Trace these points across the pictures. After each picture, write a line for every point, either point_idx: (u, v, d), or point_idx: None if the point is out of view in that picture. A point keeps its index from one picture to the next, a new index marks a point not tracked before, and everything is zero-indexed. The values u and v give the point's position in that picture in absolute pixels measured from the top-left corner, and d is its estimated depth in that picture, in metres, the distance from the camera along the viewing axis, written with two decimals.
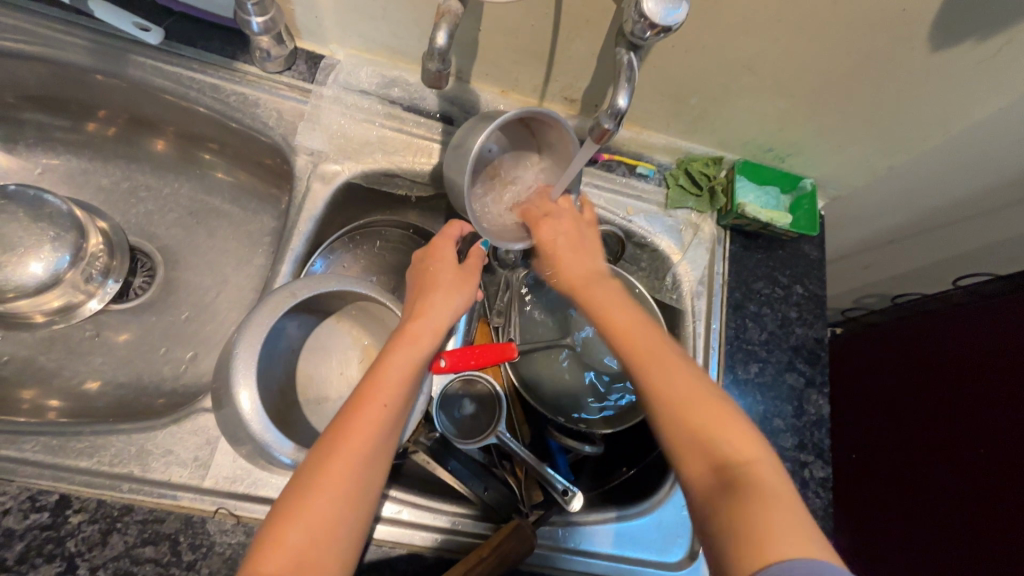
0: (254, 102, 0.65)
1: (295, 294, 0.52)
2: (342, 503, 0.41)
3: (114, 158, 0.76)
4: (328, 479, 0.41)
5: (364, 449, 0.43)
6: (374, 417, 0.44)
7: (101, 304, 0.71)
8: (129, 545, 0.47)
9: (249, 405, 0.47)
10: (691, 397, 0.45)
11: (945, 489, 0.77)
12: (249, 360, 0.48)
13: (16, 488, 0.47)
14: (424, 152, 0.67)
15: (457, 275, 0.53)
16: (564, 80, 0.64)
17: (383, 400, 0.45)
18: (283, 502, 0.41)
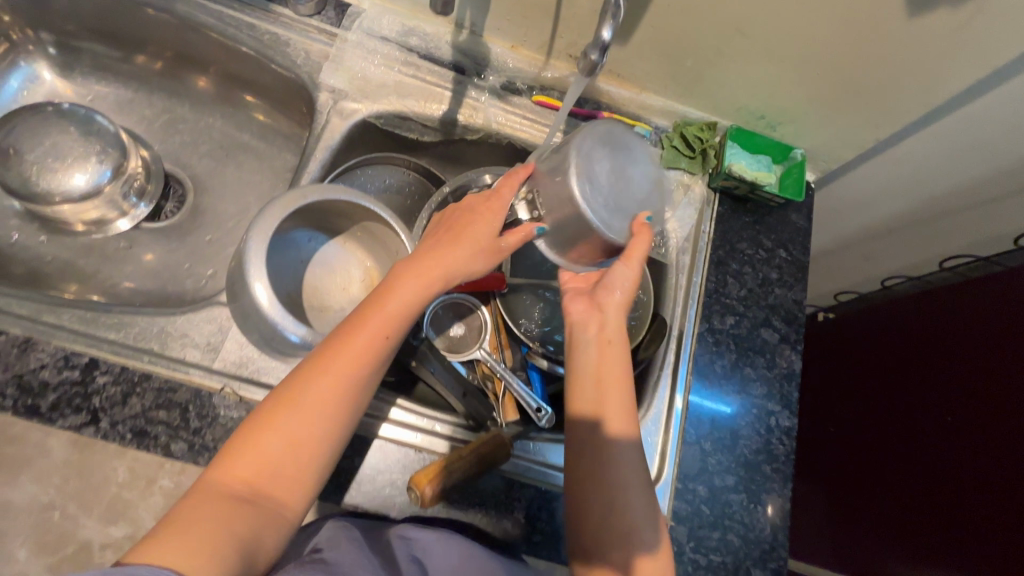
0: (286, 42, 0.71)
1: (306, 196, 0.56)
2: (304, 433, 0.47)
3: (158, 91, 0.83)
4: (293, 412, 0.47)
5: (331, 392, 0.48)
6: (370, 337, 0.50)
7: (132, 224, 0.79)
8: (145, 407, 0.53)
9: (266, 297, 0.52)
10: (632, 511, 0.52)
11: (940, 479, 0.80)
12: (260, 252, 0.53)
13: (53, 348, 0.53)
14: (436, 98, 0.73)
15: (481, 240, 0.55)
16: (569, 37, 0.69)
17: (385, 329, 0.51)
18: (267, 409, 0.47)
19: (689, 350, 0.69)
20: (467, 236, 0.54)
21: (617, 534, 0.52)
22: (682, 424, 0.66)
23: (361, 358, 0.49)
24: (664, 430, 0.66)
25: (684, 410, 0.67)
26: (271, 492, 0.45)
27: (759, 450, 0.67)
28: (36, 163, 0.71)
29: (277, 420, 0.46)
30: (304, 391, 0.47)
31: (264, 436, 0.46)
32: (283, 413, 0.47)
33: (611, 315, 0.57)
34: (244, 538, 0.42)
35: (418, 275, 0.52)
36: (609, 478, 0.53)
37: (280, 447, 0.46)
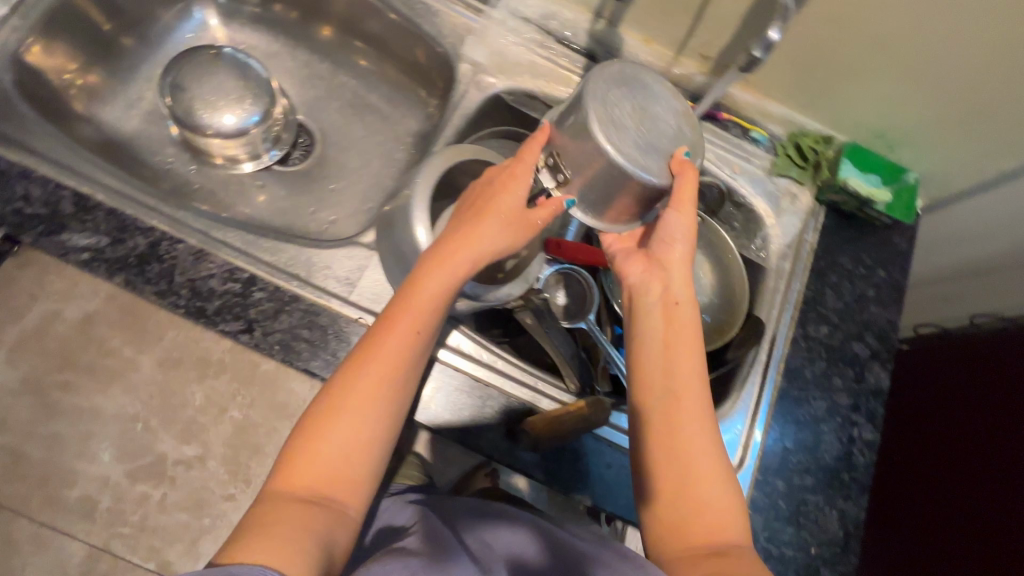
0: (436, 13, 0.76)
1: (463, 155, 0.63)
2: (354, 415, 0.49)
3: (302, 46, 0.89)
4: (343, 411, 0.49)
5: (377, 380, 0.50)
6: (410, 325, 0.51)
7: (255, 168, 0.84)
8: (292, 324, 0.59)
9: (425, 239, 0.59)
10: (704, 477, 0.51)
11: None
12: (423, 198, 0.59)
13: (221, 261, 0.59)
14: (565, 81, 0.77)
15: (521, 215, 0.54)
16: (705, 36, 0.72)
17: (414, 327, 0.51)
18: (313, 413, 0.50)
19: (781, 353, 0.71)
20: (490, 221, 0.54)
21: (688, 486, 0.50)
22: (767, 420, 0.68)
23: (402, 355, 0.51)
24: (750, 425, 0.68)
25: (771, 408, 0.69)
26: (335, 492, 0.48)
27: (839, 457, 0.68)
28: (201, 100, 0.78)
29: (326, 425, 0.49)
30: (342, 391, 0.50)
31: (318, 440, 0.48)
32: (335, 413, 0.49)
33: (675, 272, 0.57)
34: (321, 533, 0.45)
35: (449, 265, 0.52)
36: (687, 451, 0.51)
37: (332, 445, 0.48)
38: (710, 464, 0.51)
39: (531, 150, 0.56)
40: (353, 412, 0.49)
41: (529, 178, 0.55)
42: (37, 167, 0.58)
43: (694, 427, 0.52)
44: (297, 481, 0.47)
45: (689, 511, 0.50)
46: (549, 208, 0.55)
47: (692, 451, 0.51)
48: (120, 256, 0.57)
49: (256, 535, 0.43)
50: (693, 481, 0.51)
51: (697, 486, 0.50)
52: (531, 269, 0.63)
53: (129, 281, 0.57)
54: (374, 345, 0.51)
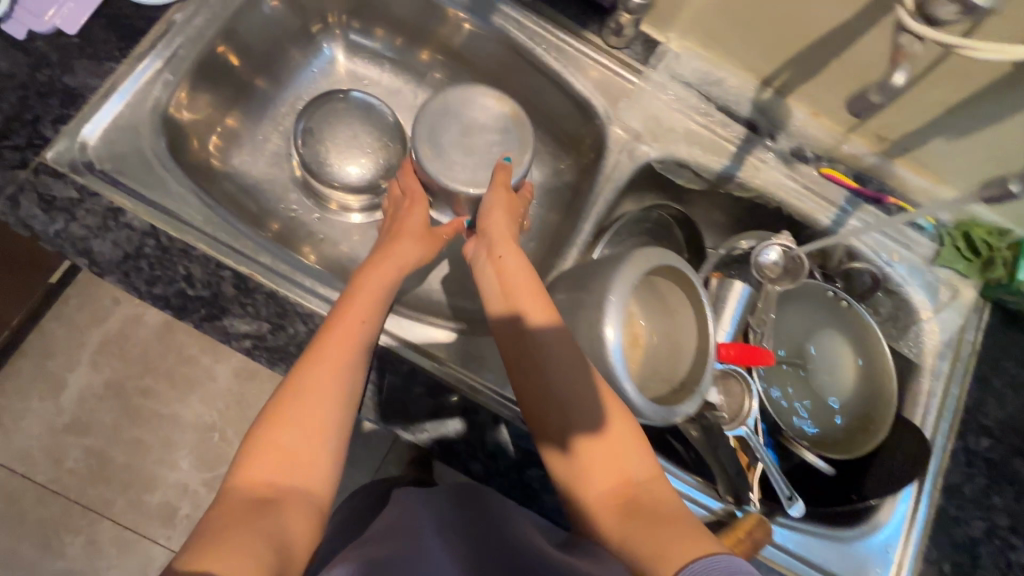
0: (589, 71, 0.71)
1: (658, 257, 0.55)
2: (317, 405, 0.47)
3: (426, 85, 0.85)
4: (300, 398, 0.47)
5: (336, 366, 0.49)
6: (354, 319, 0.52)
7: (363, 220, 0.79)
8: (451, 423, 0.57)
9: (615, 344, 0.53)
10: (642, 476, 0.47)
11: None
12: (619, 302, 0.53)
13: (381, 353, 0.57)
14: (722, 152, 0.71)
15: (428, 235, 0.67)
16: (891, 119, 0.66)
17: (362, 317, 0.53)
18: (275, 403, 0.47)
19: (937, 466, 0.68)
20: (414, 231, 0.66)
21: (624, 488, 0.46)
22: (923, 537, 0.65)
23: (349, 336, 0.51)
24: (903, 540, 0.65)
25: (927, 524, 0.65)
26: (306, 484, 0.44)
27: None
28: (331, 147, 0.76)
29: (289, 411, 0.46)
30: (309, 378, 0.48)
31: (275, 424, 0.46)
32: (291, 401, 0.47)
33: (513, 270, 0.56)
34: (274, 533, 0.39)
35: (381, 269, 0.59)
36: (594, 416, 0.48)
37: (294, 436, 0.45)
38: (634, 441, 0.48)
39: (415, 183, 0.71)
40: (309, 399, 0.47)
41: (421, 205, 0.69)
42: (197, 244, 0.55)
43: (612, 429, 0.48)
44: (262, 469, 0.43)
45: (603, 475, 0.47)
46: (442, 234, 0.68)
47: (591, 448, 0.48)
48: (281, 344, 0.55)
49: (219, 534, 0.38)
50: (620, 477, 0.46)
51: (591, 466, 0.47)
52: (705, 379, 0.59)
53: (289, 370, 0.56)
54: (328, 330, 0.51)
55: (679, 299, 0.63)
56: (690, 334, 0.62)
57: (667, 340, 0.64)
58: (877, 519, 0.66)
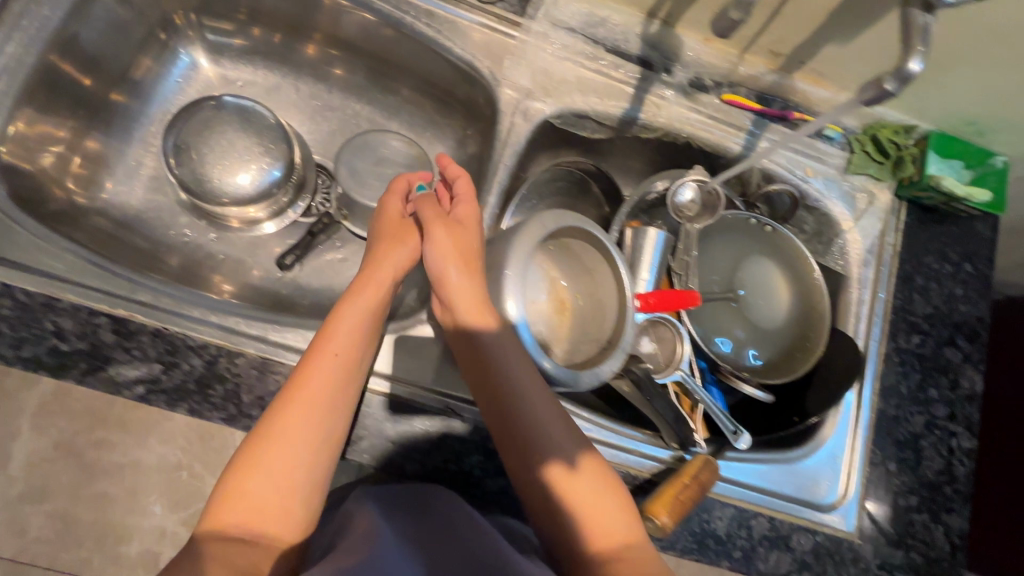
0: (466, 32, 0.66)
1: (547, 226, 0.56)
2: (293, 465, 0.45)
3: (305, 74, 0.78)
4: (274, 451, 0.45)
5: (312, 424, 0.47)
6: (328, 370, 0.49)
7: (276, 228, 0.76)
8: (377, 428, 0.54)
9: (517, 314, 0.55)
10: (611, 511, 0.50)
11: None
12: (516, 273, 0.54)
13: (288, 370, 0.54)
14: (619, 96, 0.68)
15: (399, 227, 0.59)
16: (780, 32, 0.63)
17: (333, 349, 0.50)
18: (246, 449, 0.45)
19: (874, 371, 0.68)
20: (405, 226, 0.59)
21: (584, 515, 0.49)
22: (868, 440, 0.66)
23: (322, 385, 0.48)
24: (850, 449, 0.67)
25: (870, 430, 0.67)
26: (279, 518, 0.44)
27: (940, 471, 0.67)
28: (208, 160, 0.69)
29: (263, 463, 0.45)
30: (285, 433, 0.46)
31: (245, 481, 0.44)
32: (266, 454, 0.45)
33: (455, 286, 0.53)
34: None
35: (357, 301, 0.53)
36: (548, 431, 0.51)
37: (264, 489, 0.44)
38: (598, 489, 0.50)
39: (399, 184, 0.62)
40: (282, 454, 0.45)
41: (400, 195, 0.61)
42: (62, 295, 0.51)
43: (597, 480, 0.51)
44: (232, 520, 0.43)
45: (577, 502, 0.50)
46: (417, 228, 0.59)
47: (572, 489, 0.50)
48: (177, 383, 0.51)
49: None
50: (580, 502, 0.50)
51: (567, 497, 0.50)
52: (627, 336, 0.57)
53: (191, 412, 0.52)
54: (301, 376, 0.48)
55: (596, 257, 0.61)
56: (609, 290, 0.60)
57: (591, 299, 0.62)
58: (822, 435, 0.67)
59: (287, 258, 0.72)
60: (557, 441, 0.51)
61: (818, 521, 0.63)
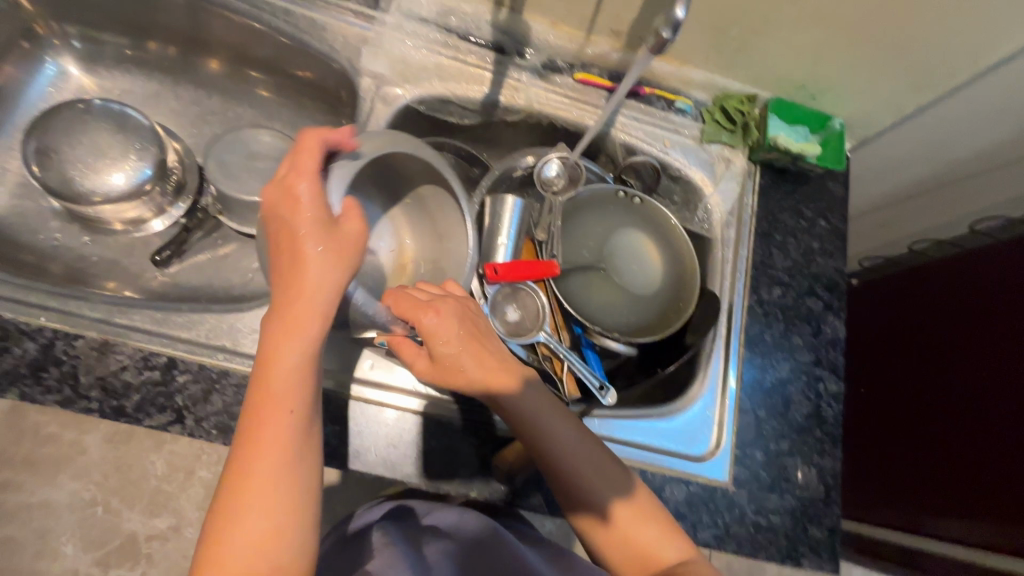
0: (322, 26, 0.70)
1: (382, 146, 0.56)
2: (274, 509, 0.41)
3: (183, 80, 0.80)
4: (252, 499, 0.40)
5: (278, 456, 0.42)
6: (278, 405, 0.43)
7: (166, 225, 0.76)
8: (226, 403, 0.54)
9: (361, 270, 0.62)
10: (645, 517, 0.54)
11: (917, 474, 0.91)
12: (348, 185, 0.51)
13: (131, 350, 0.53)
14: (477, 80, 0.72)
15: (333, 245, 0.46)
16: (613, 11, 0.68)
17: (286, 408, 0.43)
18: (216, 512, 0.40)
19: (739, 324, 0.71)
20: (339, 244, 0.46)
21: (626, 548, 0.53)
22: (738, 391, 0.68)
23: (283, 441, 0.42)
24: (720, 400, 0.68)
25: (739, 382, 0.69)
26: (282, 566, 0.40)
27: (810, 414, 0.69)
28: (76, 161, 0.69)
29: (237, 523, 0.40)
30: (250, 477, 0.41)
31: (222, 561, 0.39)
32: (243, 508, 0.40)
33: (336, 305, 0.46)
34: None
35: (296, 326, 0.44)
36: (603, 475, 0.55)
37: (248, 553, 0.39)
38: (614, 484, 0.54)
39: (310, 141, 0.48)
40: (261, 502, 0.40)
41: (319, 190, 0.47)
42: None
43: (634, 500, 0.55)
44: None
45: (648, 531, 0.54)
46: (353, 232, 0.47)
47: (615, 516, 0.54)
48: (9, 368, 0.51)
49: None
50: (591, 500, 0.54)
51: (628, 531, 0.54)
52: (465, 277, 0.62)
53: (26, 397, 0.51)
54: (255, 422, 0.42)
55: (447, 199, 0.64)
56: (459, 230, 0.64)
57: (432, 265, 0.68)
58: (694, 389, 0.69)
59: (162, 252, 0.73)
60: (611, 479, 0.55)
61: (690, 471, 0.64)
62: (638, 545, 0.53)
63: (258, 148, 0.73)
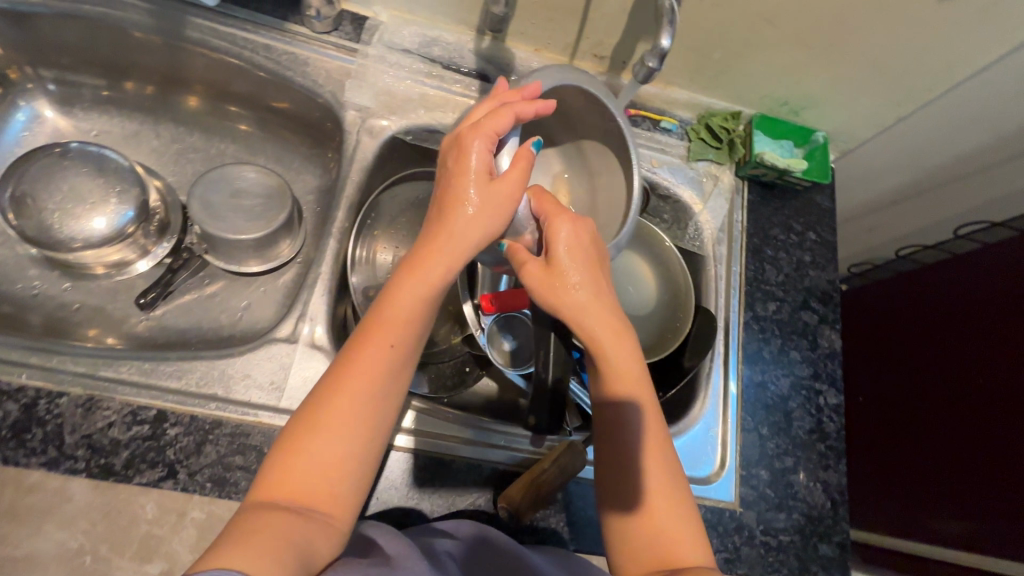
0: (305, 61, 0.69)
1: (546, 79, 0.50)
2: (353, 441, 0.41)
3: (164, 118, 0.79)
4: (339, 413, 0.41)
5: (371, 389, 0.42)
6: (386, 339, 0.44)
7: (150, 264, 0.74)
8: (220, 454, 0.52)
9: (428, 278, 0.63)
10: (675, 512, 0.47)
11: (912, 481, 0.90)
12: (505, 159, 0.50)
13: (118, 404, 0.51)
14: (463, 109, 0.72)
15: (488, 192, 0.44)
16: (595, 37, 0.68)
17: (389, 340, 0.44)
18: (297, 421, 0.41)
19: (737, 340, 0.71)
20: (494, 198, 0.44)
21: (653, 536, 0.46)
22: (739, 409, 0.68)
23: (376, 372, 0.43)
24: (722, 419, 0.68)
25: (740, 400, 0.69)
26: (323, 495, 0.40)
27: (811, 429, 0.69)
28: (57, 209, 0.68)
29: (315, 438, 0.40)
30: (346, 398, 0.42)
31: (289, 470, 0.40)
32: (326, 420, 0.41)
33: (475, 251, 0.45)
34: (299, 549, 0.36)
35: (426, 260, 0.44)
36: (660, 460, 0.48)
37: (316, 463, 0.40)
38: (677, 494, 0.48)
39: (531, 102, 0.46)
40: (339, 429, 0.41)
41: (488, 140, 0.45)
42: None
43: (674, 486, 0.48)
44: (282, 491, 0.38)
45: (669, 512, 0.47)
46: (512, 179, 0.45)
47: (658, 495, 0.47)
48: None
49: (248, 534, 0.35)
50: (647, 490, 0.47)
51: (648, 515, 0.47)
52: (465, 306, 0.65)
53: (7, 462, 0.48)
54: (366, 341, 0.43)
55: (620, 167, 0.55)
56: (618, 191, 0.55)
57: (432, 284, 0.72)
58: (695, 410, 0.69)
59: (147, 295, 0.70)
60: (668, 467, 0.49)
61: (697, 494, 0.63)
62: (666, 555, 0.45)
63: (241, 184, 0.72)
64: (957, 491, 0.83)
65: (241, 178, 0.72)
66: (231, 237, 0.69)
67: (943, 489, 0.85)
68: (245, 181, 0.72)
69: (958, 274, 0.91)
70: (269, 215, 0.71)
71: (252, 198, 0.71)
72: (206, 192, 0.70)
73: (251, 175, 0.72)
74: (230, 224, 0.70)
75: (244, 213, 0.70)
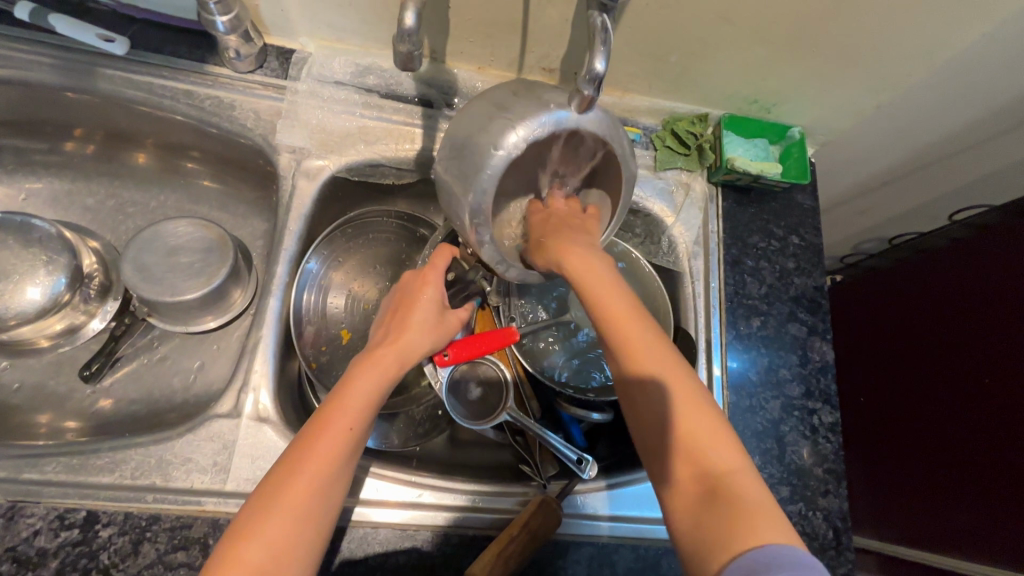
0: (230, 104, 0.64)
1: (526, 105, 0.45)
2: (302, 520, 0.40)
3: (96, 175, 0.74)
4: (294, 497, 0.41)
5: (330, 470, 0.42)
6: (343, 430, 0.44)
7: (104, 323, 0.70)
8: (160, 552, 0.49)
9: None
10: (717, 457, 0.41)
11: (913, 480, 0.86)
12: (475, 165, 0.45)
13: (43, 509, 0.48)
14: (406, 138, 0.67)
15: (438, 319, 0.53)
16: (540, 50, 0.62)
17: (343, 426, 0.44)
18: (244, 517, 0.40)
19: (721, 364, 0.66)
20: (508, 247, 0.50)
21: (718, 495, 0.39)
22: None
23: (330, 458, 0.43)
24: None
25: None
26: None
27: (806, 453, 0.64)
28: None
29: (261, 531, 0.39)
30: (297, 483, 0.41)
31: (229, 559, 0.38)
32: (274, 506, 0.40)
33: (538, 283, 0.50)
34: None
35: (383, 358, 0.48)
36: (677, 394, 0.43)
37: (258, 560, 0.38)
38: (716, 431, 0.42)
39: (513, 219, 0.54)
40: (290, 512, 0.40)
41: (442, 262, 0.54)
42: None
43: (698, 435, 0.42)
44: None
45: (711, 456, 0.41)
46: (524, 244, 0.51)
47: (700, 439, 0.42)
48: None
49: None
50: (686, 437, 0.42)
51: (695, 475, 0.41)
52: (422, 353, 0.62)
53: None
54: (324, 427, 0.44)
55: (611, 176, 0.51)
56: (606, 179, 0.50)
57: None
58: None
59: (91, 365, 0.65)
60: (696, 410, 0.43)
61: None
62: (734, 517, 0.37)
63: (178, 239, 0.67)
64: (959, 492, 0.79)
65: (178, 232, 0.68)
66: (169, 298, 0.64)
67: (944, 488, 0.81)
68: (183, 235, 0.68)
69: (954, 259, 0.85)
70: (209, 269, 0.66)
71: (189, 254, 0.67)
72: (140, 253, 0.66)
73: (185, 227, 0.68)
74: (167, 285, 0.65)
75: (182, 270, 0.66)
